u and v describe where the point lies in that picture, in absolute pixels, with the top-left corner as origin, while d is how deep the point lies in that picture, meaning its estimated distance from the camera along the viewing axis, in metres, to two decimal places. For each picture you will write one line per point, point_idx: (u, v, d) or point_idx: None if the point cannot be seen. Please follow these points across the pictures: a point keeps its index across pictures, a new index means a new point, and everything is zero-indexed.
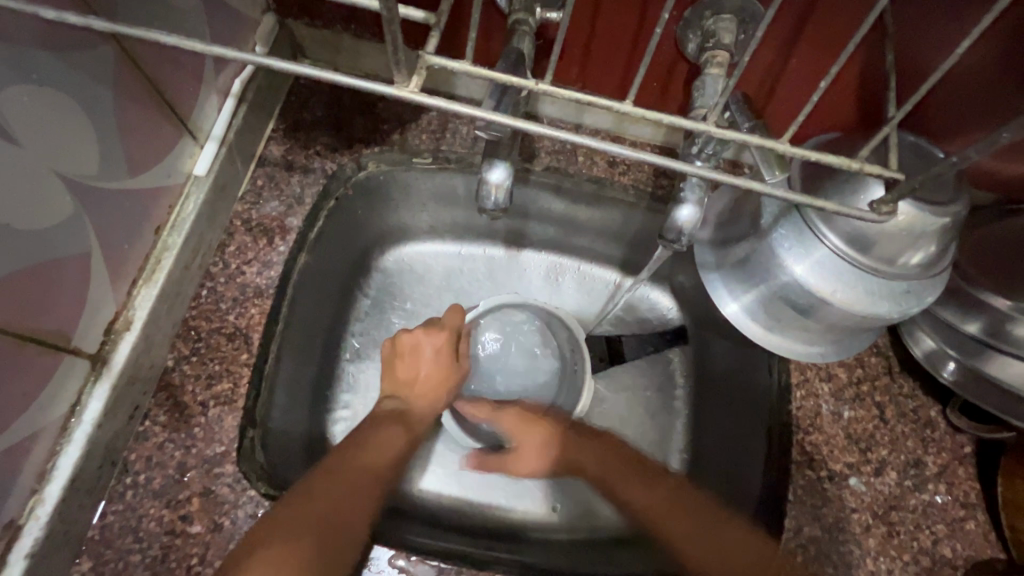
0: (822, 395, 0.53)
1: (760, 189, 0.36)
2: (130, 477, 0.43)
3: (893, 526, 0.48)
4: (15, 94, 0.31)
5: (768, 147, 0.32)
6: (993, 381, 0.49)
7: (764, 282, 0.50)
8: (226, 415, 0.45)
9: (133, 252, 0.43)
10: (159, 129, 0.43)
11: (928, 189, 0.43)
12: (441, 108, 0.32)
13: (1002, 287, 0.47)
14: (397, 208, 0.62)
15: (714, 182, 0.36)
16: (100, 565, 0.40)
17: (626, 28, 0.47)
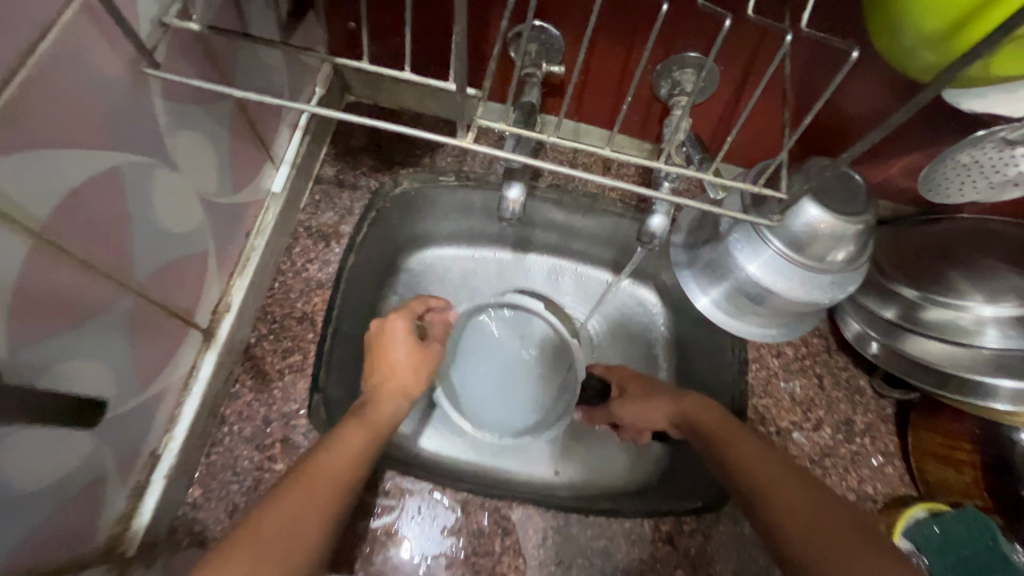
0: (773, 368, 0.66)
1: (715, 208, 0.48)
2: (227, 426, 0.55)
3: (826, 469, 0.61)
4: (185, 138, 0.43)
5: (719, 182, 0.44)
6: (907, 354, 0.59)
7: (723, 276, 0.62)
8: (300, 380, 0.58)
9: (232, 251, 0.55)
10: (254, 156, 0.55)
11: (845, 202, 0.56)
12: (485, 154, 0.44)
13: (909, 279, 0.61)
14: (424, 218, 0.75)
15: (680, 204, 0.48)
16: (208, 491, 0.52)
17: (612, 77, 0.59)
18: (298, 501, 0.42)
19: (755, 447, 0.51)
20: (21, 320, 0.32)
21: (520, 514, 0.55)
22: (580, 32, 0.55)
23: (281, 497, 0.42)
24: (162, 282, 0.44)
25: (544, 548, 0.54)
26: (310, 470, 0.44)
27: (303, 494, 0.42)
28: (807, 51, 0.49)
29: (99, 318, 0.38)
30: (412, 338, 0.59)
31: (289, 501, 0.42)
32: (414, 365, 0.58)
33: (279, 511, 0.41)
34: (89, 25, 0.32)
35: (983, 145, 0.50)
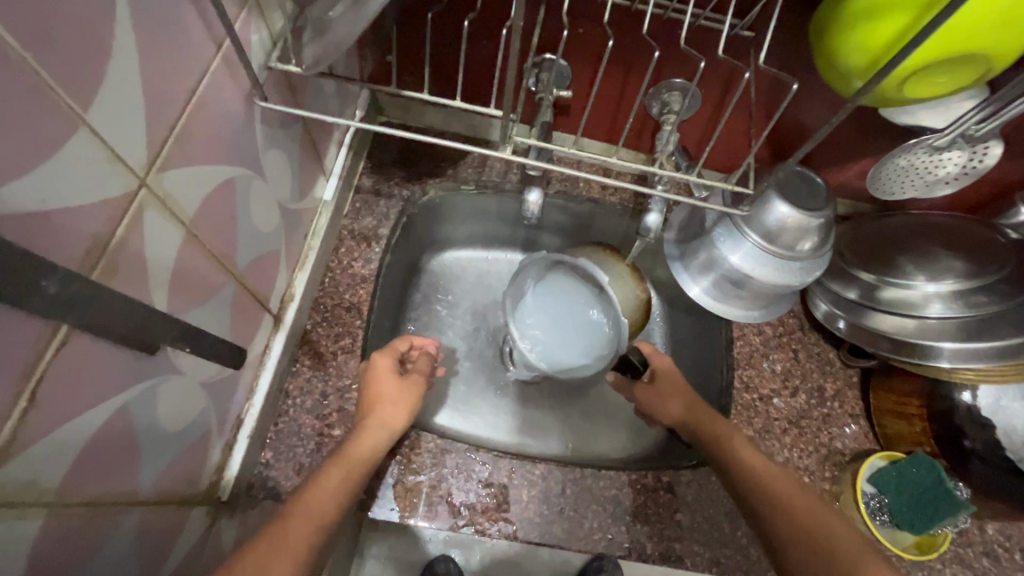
0: (755, 344, 0.76)
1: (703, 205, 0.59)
2: (291, 398, 0.64)
3: (801, 429, 0.71)
4: (272, 154, 0.53)
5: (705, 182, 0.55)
6: (872, 329, 0.68)
7: (709, 266, 0.73)
8: (351, 359, 0.67)
9: (295, 249, 0.65)
10: (312, 169, 0.65)
11: (809, 199, 0.67)
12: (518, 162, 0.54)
13: (867, 264, 0.72)
14: (447, 223, 0.85)
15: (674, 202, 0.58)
16: (278, 453, 0.61)
17: (612, 99, 0.70)
18: (335, 477, 0.50)
19: (758, 461, 0.57)
20: (175, 294, 0.41)
21: (544, 469, 0.65)
22: (586, 63, 0.66)
23: (321, 473, 0.50)
24: (251, 273, 0.54)
25: (564, 497, 0.64)
26: (343, 455, 0.52)
27: (337, 472, 0.51)
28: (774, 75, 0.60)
29: (215, 297, 0.47)
30: (397, 373, 0.61)
31: (326, 476, 0.50)
32: (396, 400, 0.59)
33: (319, 486, 0.49)
34: (226, 70, 0.42)
35: (914, 150, 0.61)
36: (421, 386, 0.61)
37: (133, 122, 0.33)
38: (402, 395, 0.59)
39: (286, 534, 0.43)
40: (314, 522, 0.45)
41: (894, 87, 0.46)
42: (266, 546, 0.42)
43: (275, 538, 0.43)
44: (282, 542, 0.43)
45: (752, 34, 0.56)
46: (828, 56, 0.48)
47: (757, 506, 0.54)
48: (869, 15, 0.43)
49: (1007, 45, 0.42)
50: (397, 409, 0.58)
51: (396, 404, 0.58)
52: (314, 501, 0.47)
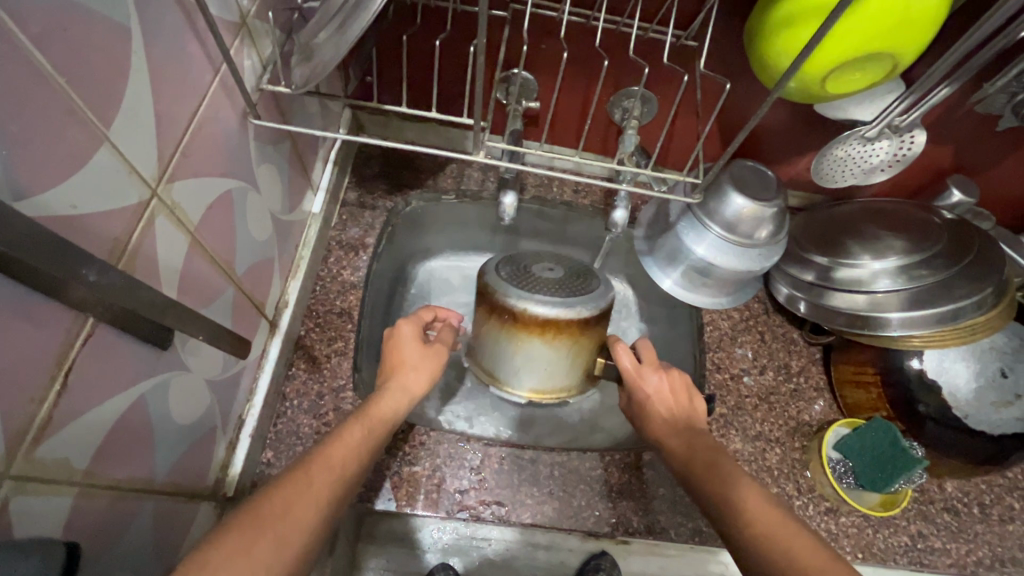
0: (724, 328, 0.82)
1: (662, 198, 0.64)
2: (288, 401, 0.67)
3: (771, 404, 0.76)
4: (266, 170, 0.58)
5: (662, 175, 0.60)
6: (828, 307, 0.74)
7: (676, 257, 0.78)
8: (344, 361, 0.71)
9: (287, 258, 0.69)
10: (300, 184, 0.70)
11: (762, 191, 0.73)
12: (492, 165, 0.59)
13: (821, 248, 0.78)
14: (430, 232, 0.90)
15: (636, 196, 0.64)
16: (279, 452, 0.64)
17: (576, 109, 0.76)
18: (357, 432, 0.52)
19: (730, 465, 0.54)
20: (184, 295, 0.45)
21: (533, 453, 0.69)
22: (549, 76, 0.71)
23: (344, 428, 0.52)
24: (248, 278, 0.57)
25: (553, 479, 0.68)
26: (367, 413, 0.55)
27: (358, 428, 0.53)
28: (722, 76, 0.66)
29: (217, 300, 0.51)
30: (421, 340, 0.64)
31: (348, 432, 0.52)
32: (418, 366, 0.61)
33: (342, 439, 0.51)
34: (223, 92, 0.46)
35: (849, 142, 0.68)
36: (444, 355, 0.65)
37: (148, 137, 0.38)
38: (422, 365, 0.62)
39: (311, 480, 0.46)
40: (335, 474, 0.48)
41: (817, 83, 0.53)
42: (288, 491, 0.44)
43: (299, 484, 0.45)
44: (307, 490, 0.45)
45: (696, 43, 0.62)
46: (758, 58, 0.54)
47: (715, 507, 0.52)
48: (792, 22, 0.50)
49: (906, 46, 0.49)
50: (420, 375, 0.61)
51: (418, 372, 0.61)
52: (335, 455, 0.49)
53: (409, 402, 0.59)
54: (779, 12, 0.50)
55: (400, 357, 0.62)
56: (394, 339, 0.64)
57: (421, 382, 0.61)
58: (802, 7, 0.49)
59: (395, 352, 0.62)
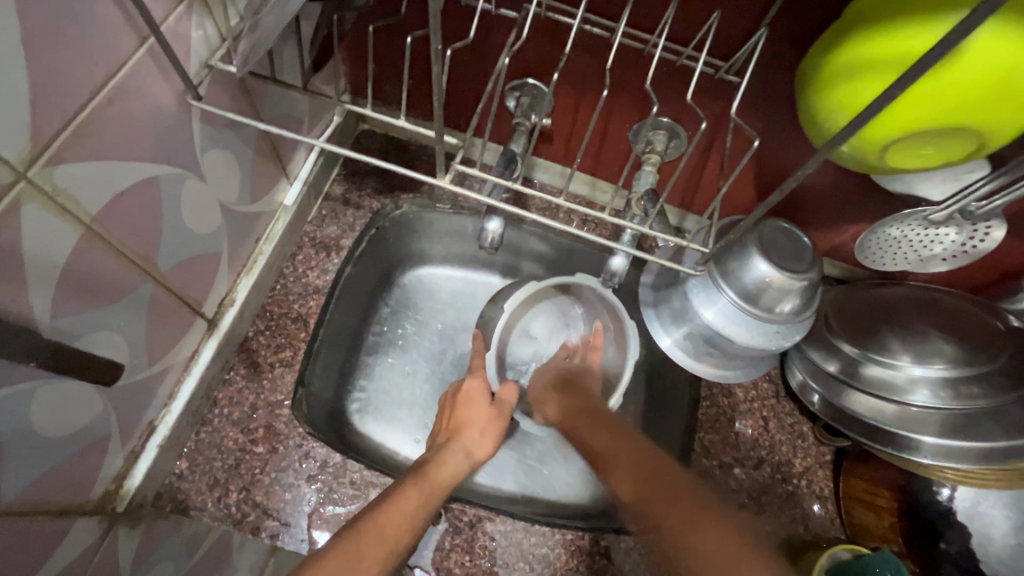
0: (723, 406, 0.71)
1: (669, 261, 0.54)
2: (218, 408, 0.61)
3: (761, 505, 0.66)
4: (214, 155, 0.51)
5: (665, 238, 0.50)
6: (849, 411, 0.63)
7: (682, 320, 0.68)
8: (287, 374, 0.64)
9: (244, 251, 0.63)
10: (271, 172, 0.63)
11: (794, 259, 0.61)
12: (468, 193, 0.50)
13: (853, 335, 0.65)
14: (419, 239, 0.81)
15: (635, 254, 0.54)
16: (194, 465, 0.59)
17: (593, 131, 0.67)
18: (413, 501, 0.50)
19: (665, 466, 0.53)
20: (65, 295, 0.39)
21: (472, 515, 0.61)
22: (566, 91, 0.62)
23: (401, 494, 0.50)
24: (178, 275, 0.51)
25: (491, 551, 0.60)
26: (427, 477, 0.54)
27: (416, 497, 0.51)
28: (766, 118, 0.55)
29: (126, 299, 0.45)
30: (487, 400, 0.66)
31: (406, 497, 0.50)
32: (483, 428, 0.63)
33: (397, 507, 0.49)
34: (152, 66, 0.40)
35: (908, 222, 0.57)
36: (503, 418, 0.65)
37: (13, 112, 0.31)
38: (487, 431, 0.63)
39: (359, 542, 0.44)
40: (386, 550, 0.45)
41: (875, 152, 0.42)
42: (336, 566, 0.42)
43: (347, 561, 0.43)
44: (358, 565, 0.43)
45: (736, 79, 0.52)
46: (809, 110, 0.45)
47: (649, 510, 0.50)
48: (849, 77, 0.40)
49: (1002, 123, 0.38)
50: (481, 439, 0.62)
51: (482, 435, 0.62)
52: (388, 526, 0.47)
53: (468, 465, 0.59)
54: (835, 63, 0.41)
55: (466, 418, 0.64)
56: (464, 395, 0.66)
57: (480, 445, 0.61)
58: (863, 60, 0.39)
59: (463, 414, 0.64)
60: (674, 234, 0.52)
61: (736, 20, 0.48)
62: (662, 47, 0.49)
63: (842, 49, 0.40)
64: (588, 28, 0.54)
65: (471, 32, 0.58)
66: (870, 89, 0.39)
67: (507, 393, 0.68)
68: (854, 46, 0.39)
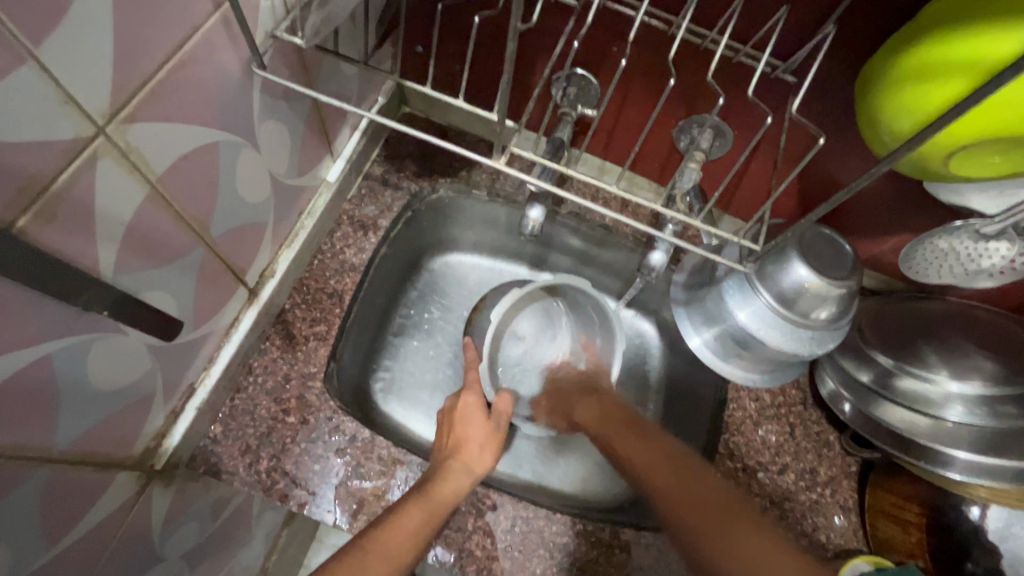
0: (749, 410, 0.71)
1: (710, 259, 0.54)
2: (253, 376, 0.62)
3: (782, 511, 0.66)
4: (270, 126, 0.52)
5: (712, 234, 0.50)
6: (882, 422, 0.62)
7: (713, 321, 0.68)
8: (321, 347, 0.65)
9: (286, 224, 0.63)
10: (318, 148, 0.64)
11: (833, 266, 0.61)
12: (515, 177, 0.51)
13: (889, 347, 0.64)
14: (452, 225, 0.82)
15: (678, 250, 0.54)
16: (227, 430, 0.60)
17: (639, 125, 0.67)
18: (416, 517, 0.53)
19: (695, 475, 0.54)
20: (127, 251, 0.40)
21: (495, 500, 0.61)
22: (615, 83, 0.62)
23: (402, 510, 0.53)
24: (226, 242, 0.52)
25: (511, 537, 0.60)
26: (429, 494, 0.55)
27: (419, 514, 0.53)
28: (827, 119, 0.55)
29: (179, 262, 0.46)
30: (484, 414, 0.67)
31: (407, 516, 0.53)
32: (482, 445, 0.63)
33: (400, 525, 0.52)
34: (223, 33, 0.40)
35: (958, 235, 0.57)
36: (501, 433, 0.66)
37: (98, 68, 0.32)
38: (485, 446, 0.64)
39: (364, 552, 0.49)
40: (391, 564, 0.49)
41: (940, 156, 0.41)
42: None
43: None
44: None
45: (793, 79, 0.52)
46: (871, 113, 0.44)
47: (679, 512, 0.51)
48: (920, 79, 0.39)
49: None
50: (481, 453, 0.62)
51: (482, 449, 0.63)
52: (391, 543, 0.50)
53: (472, 480, 0.59)
54: (905, 64, 0.40)
55: (465, 434, 0.64)
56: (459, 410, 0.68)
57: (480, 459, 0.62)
58: (938, 61, 0.38)
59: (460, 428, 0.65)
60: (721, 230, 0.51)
61: (801, 18, 0.48)
62: (723, 42, 0.49)
63: (915, 51, 0.39)
64: (646, 20, 0.54)
65: (527, 18, 0.58)
66: (940, 93, 0.38)
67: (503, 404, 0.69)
68: (928, 48, 0.38)
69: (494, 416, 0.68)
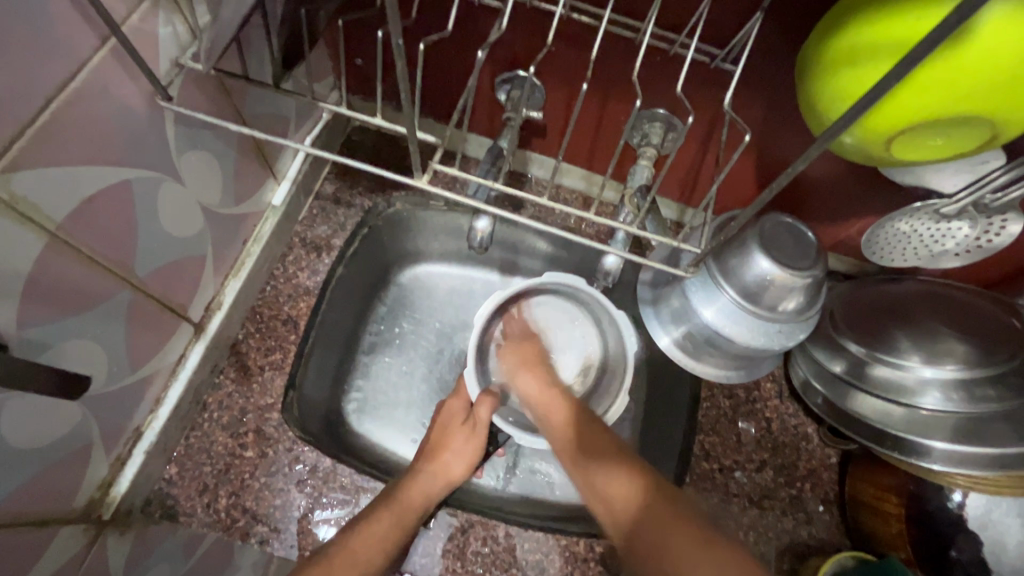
0: (724, 407, 0.69)
1: (667, 268, 0.50)
2: (207, 412, 0.61)
3: (762, 509, 0.64)
4: (192, 157, 0.50)
5: (661, 242, 0.47)
6: (857, 414, 0.60)
7: (681, 321, 0.66)
8: (277, 377, 0.63)
9: (230, 254, 0.61)
10: (257, 173, 0.62)
11: (796, 255, 0.58)
12: (448, 198, 0.48)
13: (861, 336, 0.62)
14: (414, 237, 0.78)
15: (630, 260, 0.51)
16: (183, 470, 0.58)
17: (588, 123, 0.64)
18: (385, 522, 0.53)
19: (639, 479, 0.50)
20: (33, 304, 0.38)
21: (465, 520, 0.60)
22: (557, 83, 0.60)
23: (373, 516, 0.53)
24: (158, 280, 0.50)
25: (483, 558, 0.59)
26: (398, 501, 0.55)
27: (387, 519, 0.53)
28: (766, 110, 0.54)
29: (101, 308, 0.44)
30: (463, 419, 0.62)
31: (376, 520, 0.53)
32: (459, 451, 0.60)
33: (368, 531, 0.52)
34: (116, 67, 0.38)
35: (918, 216, 0.55)
36: (484, 440, 0.61)
37: None
38: (463, 453, 0.60)
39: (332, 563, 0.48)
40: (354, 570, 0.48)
41: (880, 143, 0.39)
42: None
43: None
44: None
45: (732, 67, 0.50)
46: (809, 100, 0.42)
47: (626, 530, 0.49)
48: (852, 61, 0.37)
49: (1012, 110, 0.35)
50: (456, 460, 0.60)
51: (457, 456, 0.59)
52: (360, 546, 0.50)
53: (443, 487, 0.58)
54: (839, 46, 0.38)
55: (442, 440, 0.60)
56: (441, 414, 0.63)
57: (450, 468, 0.59)
58: (871, 40, 0.36)
59: (436, 434, 0.61)
60: (671, 238, 0.48)
61: (732, 4, 0.46)
62: (654, 36, 0.47)
63: (845, 32, 0.37)
64: (576, 17, 0.51)
65: (458, 24, 0.56)
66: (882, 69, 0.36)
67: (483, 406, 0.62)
68: (859, 28, 0.36)
69: (472, 422, 0.61)
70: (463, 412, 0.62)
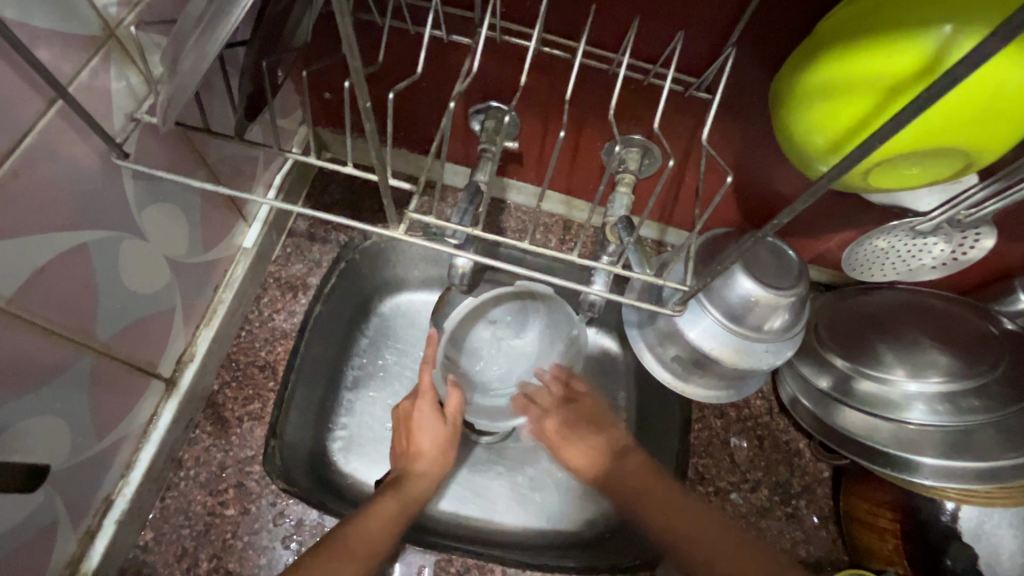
0: (715, 427, 0.69)
1: (652, 307, 0.48)
2: (183, 470, 0.58)
3: (759, 531, 0.63)
4: (153, 210, 0.47)
5: (647, 282, 0.45)
6: (844, 431, 0.59)
7: (668, 344, 0.65)
8: (257, 427, 0.61)
9: (200, 302, 0.59)
10: (226, 217, 0.60)
11: (777, 274, 0.59)
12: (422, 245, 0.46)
13: (845, 352, 0.62)
14: (393, 266, 0.76)
15: (618, 302, 0.48)
16: (160, 535, 0.55)
17: (565, 149, 0.64)
18: (390, 507, 0.54)
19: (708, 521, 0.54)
20: None
21: (460, 565, 0.59)
22: (532, 112, 0.60)
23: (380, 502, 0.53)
24: (123, 340, 0.48)
25: None
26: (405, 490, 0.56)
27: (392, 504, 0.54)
28: (741, 132, 0.54)
29: (60, 379, 0.41)
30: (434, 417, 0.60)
31: (382, 506, 0.53)
32: (441, 447, 0.59)
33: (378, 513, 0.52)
34: (66, 129, 0.36)
35: (896, 232, 0.55)
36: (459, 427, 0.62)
37: None
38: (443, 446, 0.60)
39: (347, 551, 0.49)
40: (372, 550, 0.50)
41: (858, 175, 0.39)
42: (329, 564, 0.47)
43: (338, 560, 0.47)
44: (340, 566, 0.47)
45: (707, 95, 0.50)
46: (784, 131, 0.42)
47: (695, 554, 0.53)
48: (826, 96, 0.37)
49: (987, 142, 0.35)
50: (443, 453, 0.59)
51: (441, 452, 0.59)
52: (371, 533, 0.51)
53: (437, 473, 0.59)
54: (813, 81, 0.38)
55: (417, 440, 0.59)
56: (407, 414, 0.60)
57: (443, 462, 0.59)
58: (844, 75, 0.36)
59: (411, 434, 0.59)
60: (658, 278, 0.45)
61: (702, 34, 0.46)
62: (627, 68, 0.46)
63: (816, 66, 0.37)
64: (549, 49, 0.51)
65: (428, 58, 0.55)
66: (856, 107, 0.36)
67: (454, 398, 0.62)
68: (830, 63, 0.36)
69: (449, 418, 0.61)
70: (439, 413, 0.59)
